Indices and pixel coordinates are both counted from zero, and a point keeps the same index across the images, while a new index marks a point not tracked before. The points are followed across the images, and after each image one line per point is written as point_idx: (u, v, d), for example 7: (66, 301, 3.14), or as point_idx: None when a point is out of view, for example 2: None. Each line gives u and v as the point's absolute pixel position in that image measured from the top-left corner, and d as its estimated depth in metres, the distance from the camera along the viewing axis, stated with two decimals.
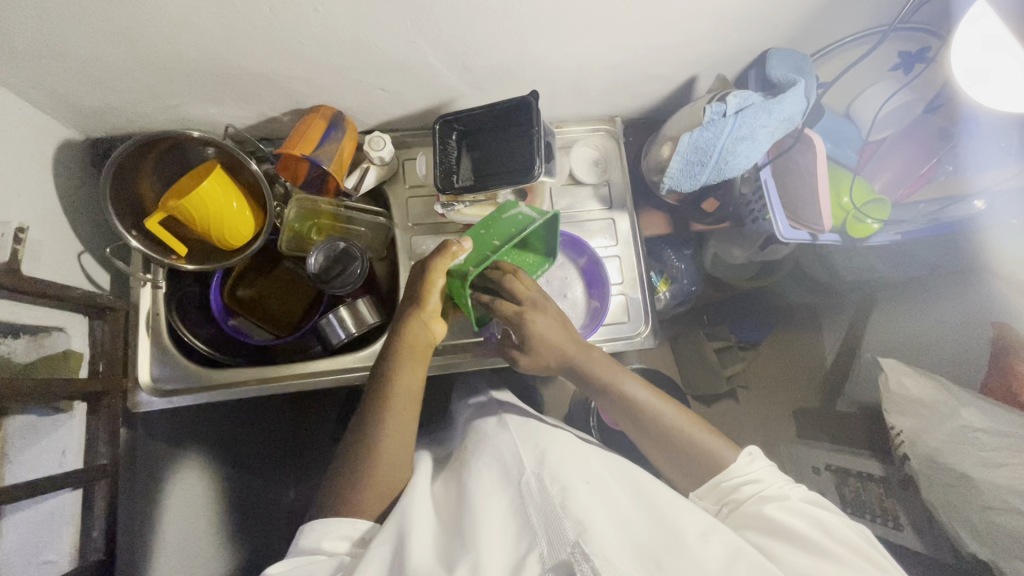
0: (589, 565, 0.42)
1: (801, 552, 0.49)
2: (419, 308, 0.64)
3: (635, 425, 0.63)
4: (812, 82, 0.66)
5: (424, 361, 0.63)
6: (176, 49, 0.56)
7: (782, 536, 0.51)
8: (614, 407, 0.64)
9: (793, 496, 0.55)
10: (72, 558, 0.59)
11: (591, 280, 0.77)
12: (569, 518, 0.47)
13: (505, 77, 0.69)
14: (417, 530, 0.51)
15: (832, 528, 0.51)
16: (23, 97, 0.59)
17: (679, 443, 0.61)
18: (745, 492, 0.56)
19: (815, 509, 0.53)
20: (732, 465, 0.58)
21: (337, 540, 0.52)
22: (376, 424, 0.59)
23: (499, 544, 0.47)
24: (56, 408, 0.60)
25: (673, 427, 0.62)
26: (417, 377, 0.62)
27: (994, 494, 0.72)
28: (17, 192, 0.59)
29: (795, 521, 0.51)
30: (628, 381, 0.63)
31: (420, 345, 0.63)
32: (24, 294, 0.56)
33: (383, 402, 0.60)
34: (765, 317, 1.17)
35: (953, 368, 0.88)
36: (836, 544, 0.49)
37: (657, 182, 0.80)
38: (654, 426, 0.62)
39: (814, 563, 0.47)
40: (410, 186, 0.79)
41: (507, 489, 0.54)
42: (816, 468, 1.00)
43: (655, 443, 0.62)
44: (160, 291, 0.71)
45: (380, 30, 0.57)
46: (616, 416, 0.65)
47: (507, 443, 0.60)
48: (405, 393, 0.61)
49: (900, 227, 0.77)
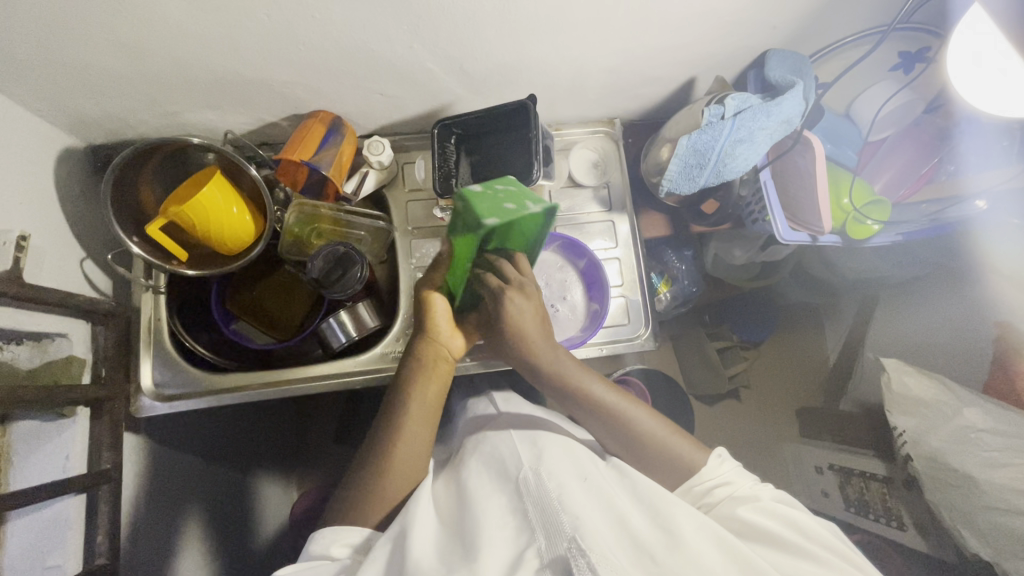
0: (586, 560, 0.42)
1: (777, 552, 0.50)
2: (427, 329, 0.64)
3: (612, 437, 0.62)
4: (810, 84, 0.66)
5: (442, 377, 0.63)
6: (174, 56, 0.56)
7: (757, 537, 0.52)
8: (588, 416, 0.62)
9: (764, 495, 0.56)
10: (76, 563, 0.59)
11: (591, 282, 0.77)
12: (566, 513, 0.48)
13: (502, 79, 0.69)
14: (419, 527, 0.52)
15: (804, 527, 0.52)
16: (24, 104, 0.60)
17: (660, 449, 0.60)
18: (718, 495, 0.57)
19: (784, 507, 0.54)
20: (699, 467, 0.59)
21: (342, 546, 0.53)
22: (388, 437, 0.59)
23: (498, 540, 0.48)
24: (57, 414, 0.59)
25: (651, 437, 0.61)
26: (432, 393, 0.62)
27: (995, 494, 0.71)
28: (20, 200, 0.59)
29: (767, 521, 0.52)
30: (596, 386, 0.62)
31: (434, 361, 0.63)
32: (25, 301, 0.56)
33: (396, 422, 0.60)
34: (766, 317, 1.17)
35: (955, 367, 0.87)
36: (809, 542, 0.50)
37: (656, 184, 0.79)
38: (630, 435, 0.61)
39: (791, 562, 0.49)
40: (410, 190, 0.79)
41: (505, 488, 0.54)
42: (821, 469, 1.03)
43: (633, 452, 0.61)
44: (160, 296, 0.72)
45: (376, 35, 0.57)
46: (597, 433, 0.63)
47: (505, 442, 0.61)
48: (418, 411, 0.60)
49: (900, 228, 0.76)
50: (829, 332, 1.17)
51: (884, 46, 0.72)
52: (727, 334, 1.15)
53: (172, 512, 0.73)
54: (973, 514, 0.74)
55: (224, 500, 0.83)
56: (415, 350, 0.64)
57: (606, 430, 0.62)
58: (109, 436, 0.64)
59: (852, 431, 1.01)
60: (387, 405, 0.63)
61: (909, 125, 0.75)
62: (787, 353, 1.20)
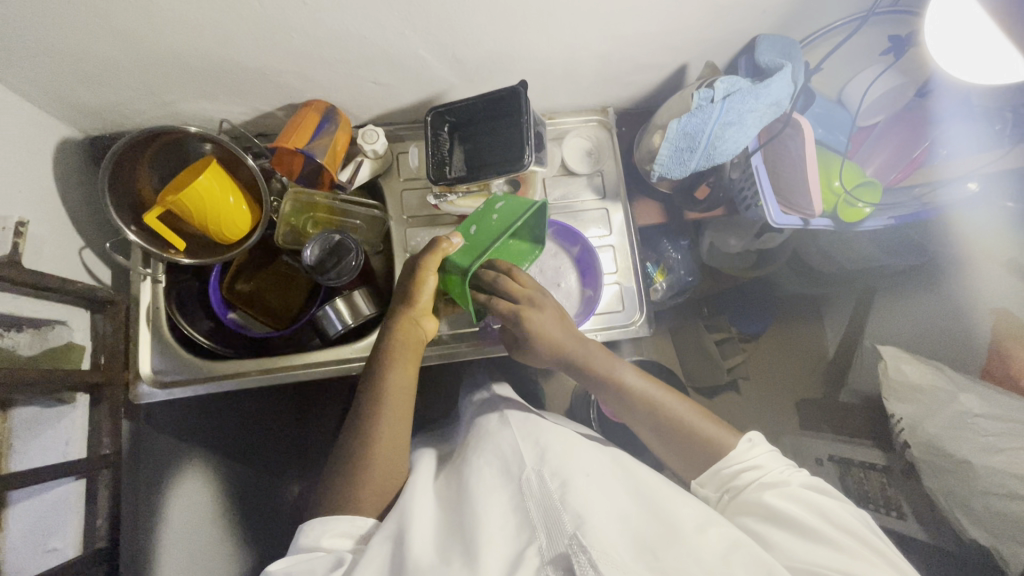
0: (587, 557, 0.43)
1: (797, 538, 0.50)
2: (409, 306, 0.65)
3: (627, 410, 0.65)
4: (799, 68, 0.67)
5: (417, 355, 0.65)
6: (170, 45, 0.57)
7: (780, 523, 0.52)
8: (612, 397, 0.66)
9: (794, 480, 0.55)
10: (77, 545, 0.60)
11: (586, 270, 0.78)
12: (568, 512, 0.48)
13: (495, 67, 0.69)
14: (417, 526, 0.52)
15: (834, 516, 0.51)
16: (23, 95, 0.61)
17: (676, 429, 0.63)
18: (745, 478, 0.57)
19: (813, 495, 0.53)
20: (733, 450, 0.59)
21: (336, 538, 0.53)
22: (370, 422, 0.60)
23: (498, 538, 0.48)
24: (58, 400, 0.61)
25: (669, 411, 0.64)
26: (409, 374, 0.64)
27: (991, 479, 0.72)
28: (19, 189, 0.60)
29: (792, 508, 0.52)
30: (620, 369, 0.66)
31: (412, 343, 0.65)
32: (26, 286, 0.57)
33: (376, 399, 0.61)
34: (765, 307, 1.17)
35: (950, 352, 0.88)
36: (834, 530, 0.50)
37: (648, 170, 0.80)
38: (648, 407, 0.64)
39: (809, 548, 0.49)
40: (405, 179, 0.80)
41: (508, 485, 0.54)
42: (821, 460, 1.01)
43: (649, 426, 0.64)
44: (159, 285, 0.73)
45: (370, 23, 0.58)
46: (610, 404, 0.68)
47: (507, 441, 0.61)
48: (398, 391, 0.62)
49: (892, 212, 0.75)
50: (828, 324, 1.17)
51: (870, 30, 0.72)
52: (725, 325, 1.15)
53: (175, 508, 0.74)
54: (969, 499, 0.74)
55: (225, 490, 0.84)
56: (394, 327, 0.65)
57: (622, 406, 0.66)
58: (108, 422, 0.65)
59: (851, 422, 1.01)
60: (365, 384, 0.64)
61: (901, 111, 0.74)
62: (786, 345, 1.19)
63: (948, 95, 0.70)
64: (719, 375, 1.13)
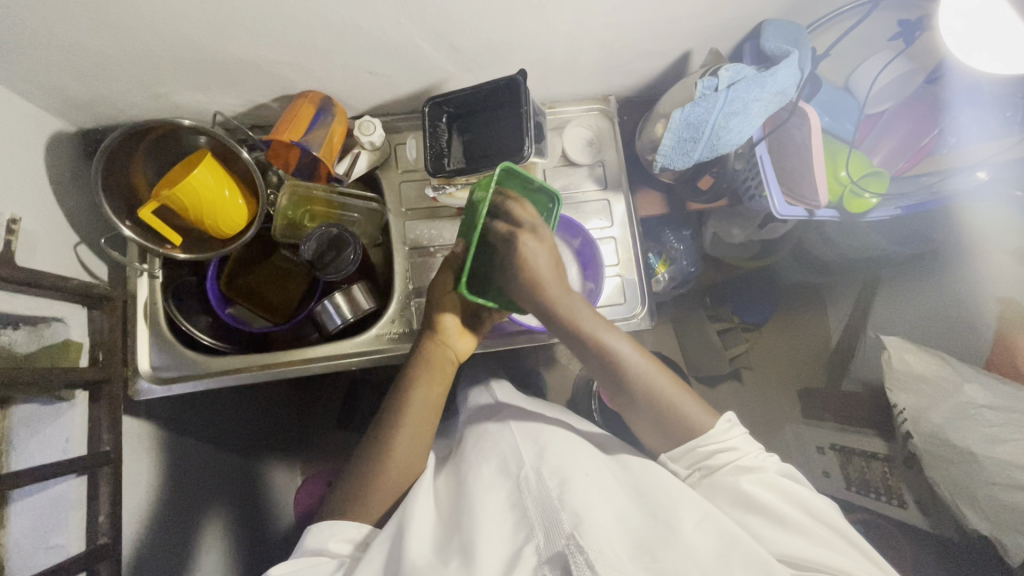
0: (584, 558, 0.42)
1: (774, 526, 0.51)
2: (435, 329, 0.66)
3: (613, 381, 0.62)
4: (805, 55, 0.65)
5: (446, 379, 0.65)
6: (159, 36, 0.55)
7: (758, 510, 0.52)
8: (598, 365, 0.62)
9: (770, 466, 0.56)
10: (79, 541, 0.59)
11: (586, 262, 0.76)
12: (566, 510, 0.48)
13: (494, 56, 0.68)
14: (417, 525, 0.52)
15: (810, 504, 0.52)
16: (12, 88, 0.59)
17: (673, 417, 0.59)
18: (721, 459, 0.56)
19: (787, 481, 0.54)
20: (710, 429, 0.58)
21: (342, 542, 0.54)
22: (389, 437, 0.60)
23: (499, 539, 0.48)
24: (55, 397, 0.60)
25: (656, 391, 0.60)
26: (434, 394, 0.64)
27: (995, 470, 0.71)
28: (12, 185, 0.59)
29: (766, 493, 0.53)
30: (607, 334, 0.61)
31: (440, 363, 0.65)
32: (18, 285, 0.56)
33: (398, 416, 0.62)
34: (767, 296, 1.14)
35: (957, 345, 0.87)
36: (812, 521, 0.51)
37: (650, 161, 0.79)
38: (634, 381, 0.61)
39: (787, 538, 0.49)
40: (403, 170, 0.79)
41: (507, 484, 0.54)
42: (822, 449, 1.00)
43: (644, 411, 0.61)
44: (155, 279, 0.73)
45: (364, 10, 0.56)
46: (596, 374, 0.64)
47: (507, 439, 0.60)
48: (420, 411, 0.62)
49: (899, 201, 0.75)
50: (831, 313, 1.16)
51: (879, 14, 0.70)
52: (728, 315, 1.14)
53: (171, 500, 0.73)
54: (973, 491, 0.74)
55: (224, 483, 0.84)
56: (422, 349, 0.66)
57: (609, 377, 0.62)
58: (108, 417, 0.65)
59: (854, 411, 1.00)
60: (390, 401, 0.64)
61: (909, 98, 0.74)
62: (787, 334, 1.19)
63: (958, 83, 0.70)
64: (721, 365, 1.13)
